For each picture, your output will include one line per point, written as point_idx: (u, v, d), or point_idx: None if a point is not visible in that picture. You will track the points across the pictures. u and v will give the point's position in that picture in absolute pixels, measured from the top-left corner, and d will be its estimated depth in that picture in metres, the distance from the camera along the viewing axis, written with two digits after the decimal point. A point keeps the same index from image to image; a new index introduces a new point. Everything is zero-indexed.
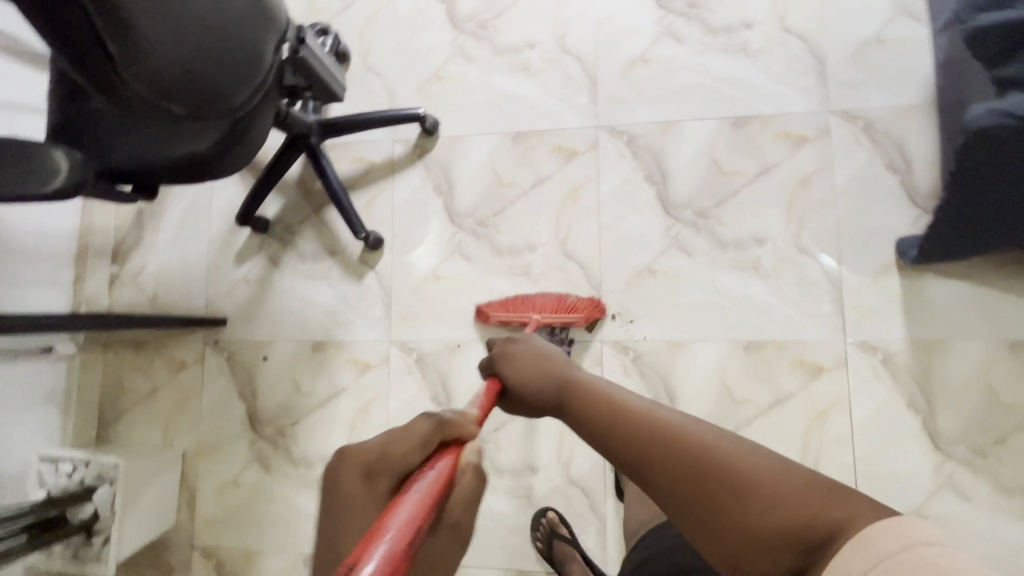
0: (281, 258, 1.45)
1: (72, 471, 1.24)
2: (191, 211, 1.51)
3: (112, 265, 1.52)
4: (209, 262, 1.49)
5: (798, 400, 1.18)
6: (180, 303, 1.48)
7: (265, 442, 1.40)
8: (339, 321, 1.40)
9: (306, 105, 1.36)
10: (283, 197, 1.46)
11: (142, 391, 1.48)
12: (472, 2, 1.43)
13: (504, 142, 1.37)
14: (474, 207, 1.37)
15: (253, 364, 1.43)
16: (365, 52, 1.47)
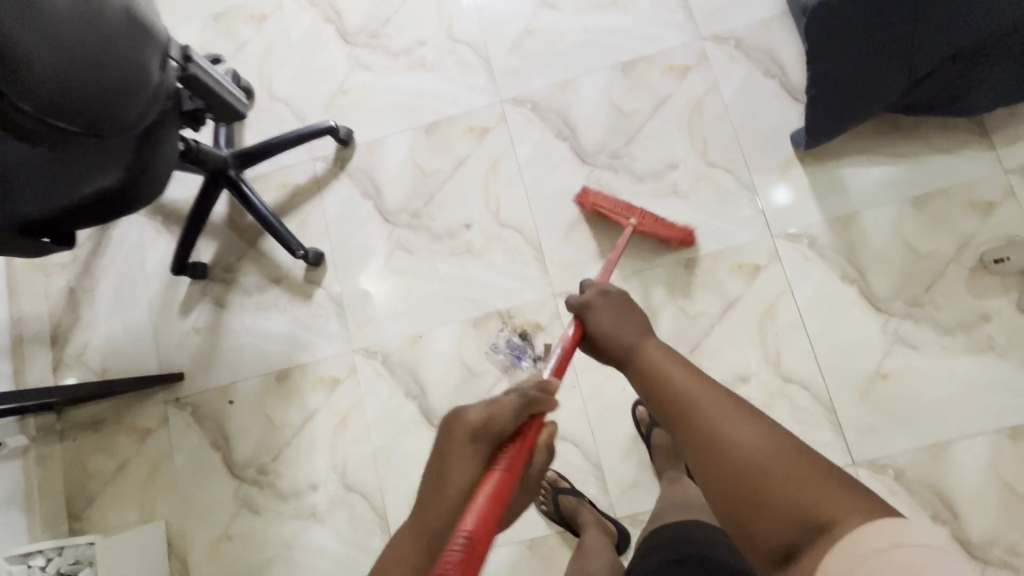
0: (227, 299, 1.44)
1: (45, 564, 1.18)
2: (125, 276, 1.48)
3: (52, 350, 1.47)
4: (153, 322, 1.46)
5: (745, 300, 1.25)
6: (130, 370, 1.44)
7: (249, 485, 1.35)
8: (298, 344, 1.39)
9: (218, 143, 1.37)
10: (216, 240, 1.46)
11: (109, 470, 1.41)
12: (359, 17, 1.50)
13: (419, 136, 1.43)
14: (405, 202, 1.40)
15: (219, 411, 1.40)
16: (267, 84, 1.51)
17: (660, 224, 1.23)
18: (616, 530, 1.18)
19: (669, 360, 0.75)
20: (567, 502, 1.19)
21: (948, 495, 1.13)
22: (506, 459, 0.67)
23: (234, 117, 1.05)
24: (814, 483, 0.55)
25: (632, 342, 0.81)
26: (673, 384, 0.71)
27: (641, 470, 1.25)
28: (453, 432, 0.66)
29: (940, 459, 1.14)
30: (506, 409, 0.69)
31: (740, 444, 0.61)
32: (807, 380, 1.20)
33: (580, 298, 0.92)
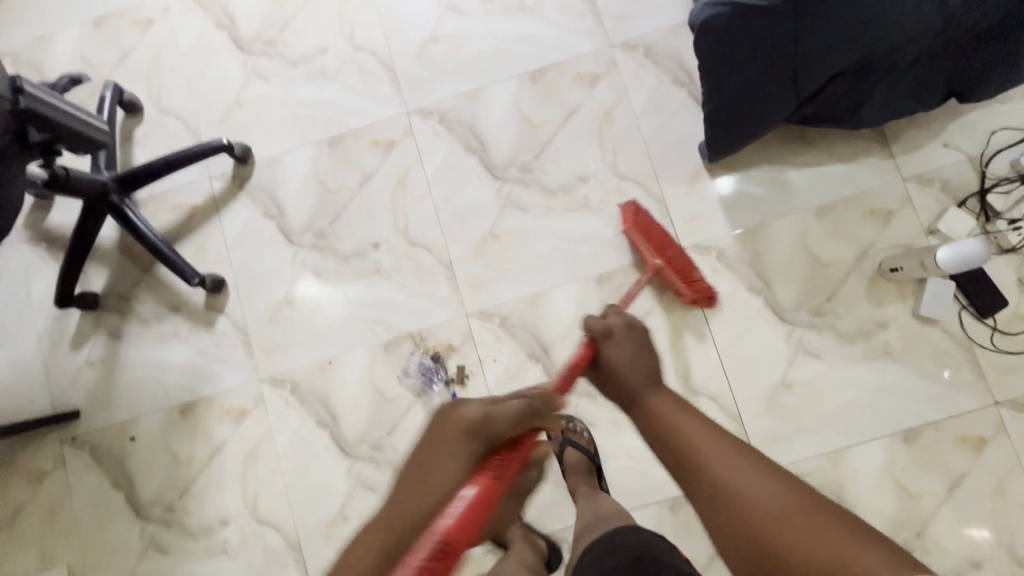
0: (124, 329, 1.36)
1: None
2: (10, 308, 1.38)
3: None
4: (43, 357, 1.36)
5: (654, 314, 1.24)
6: (20, 411, 1.34)
7: (155, 525, 1.29)
8: (202, 375, 1.33)
9: (98, 164, 1.27)
10: (109, 267, 1.37)
11: (3, 517, 1.33)
12: (255, 23, 1.41)
13: (322, 151, 1.36)
14: (310, 222, 1.35)
15: (121, 449, 1.32)
16: (157, 96, 1.40)
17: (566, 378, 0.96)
18: (546, 547, 1.15)
19: (679, 410, 0.80)
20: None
21: (847, 499, 1.16)
22: (493, 467, 0.72)
23: (92, 146, 1.00)
24: (824, 527, 0.59)
25: (641, 388, 0.87)
26: (693, 435, 0.74)
27: (557, 488, 1.25)
28: (448, 426, 0.74)
29: (840, 464, 1.18)
30: (508, 414, 0.74)
31: (759, 507, 0.63)
32: (716, 392, 1.21)
33: (604, 324, 0.98)
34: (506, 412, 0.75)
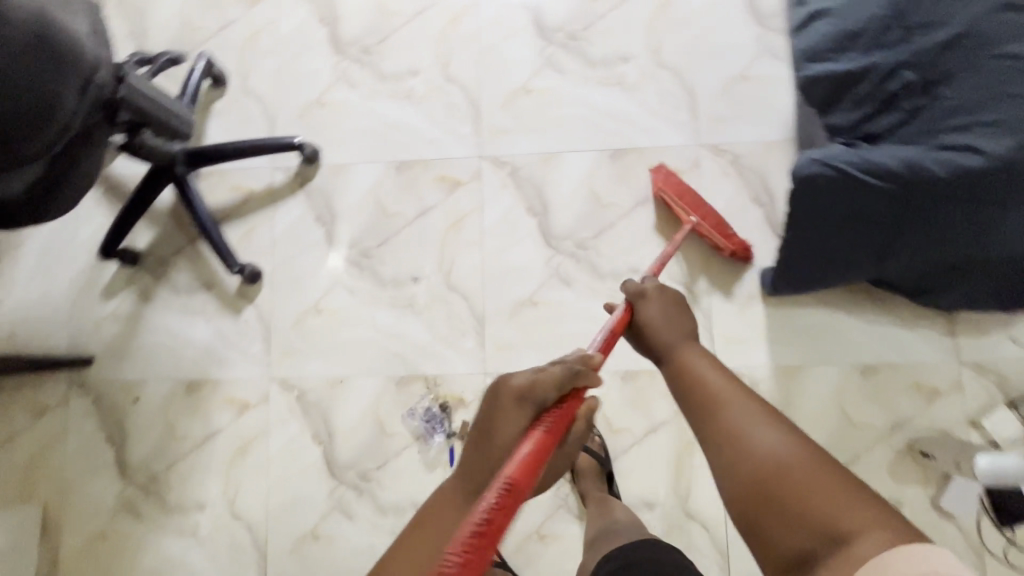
0: (307, 275, 1.34)
1: None
2: (181, 224, 1.38)
3: (100, 296, 1.38)
4: (214, 285, 1.35)
5: (916, 424, 1.18)
6: (181, 340, 1.35)
7: (288, 500, 1.28)
8: (403, 357, 1.30)
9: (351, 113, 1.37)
10: (308, 206, 1.36)
11: (117, 440, 1.34)
12: (563, 12, 1.36)
13: (601, 159, 1.31)
14: (571, 228, 1.29)
15: (260, 406, 1.31)
16: (444, 62, 1.38)
17: (727, 239, 1.21)
18: None
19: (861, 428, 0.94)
20: (581, 465, 1.21)
21: None
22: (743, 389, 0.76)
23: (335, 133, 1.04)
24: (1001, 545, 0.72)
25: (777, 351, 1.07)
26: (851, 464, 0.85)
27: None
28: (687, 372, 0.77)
29: None
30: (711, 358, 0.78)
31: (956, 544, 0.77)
32: (965, 522, 1.14)
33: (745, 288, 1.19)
34: (679, 322, 0.86)
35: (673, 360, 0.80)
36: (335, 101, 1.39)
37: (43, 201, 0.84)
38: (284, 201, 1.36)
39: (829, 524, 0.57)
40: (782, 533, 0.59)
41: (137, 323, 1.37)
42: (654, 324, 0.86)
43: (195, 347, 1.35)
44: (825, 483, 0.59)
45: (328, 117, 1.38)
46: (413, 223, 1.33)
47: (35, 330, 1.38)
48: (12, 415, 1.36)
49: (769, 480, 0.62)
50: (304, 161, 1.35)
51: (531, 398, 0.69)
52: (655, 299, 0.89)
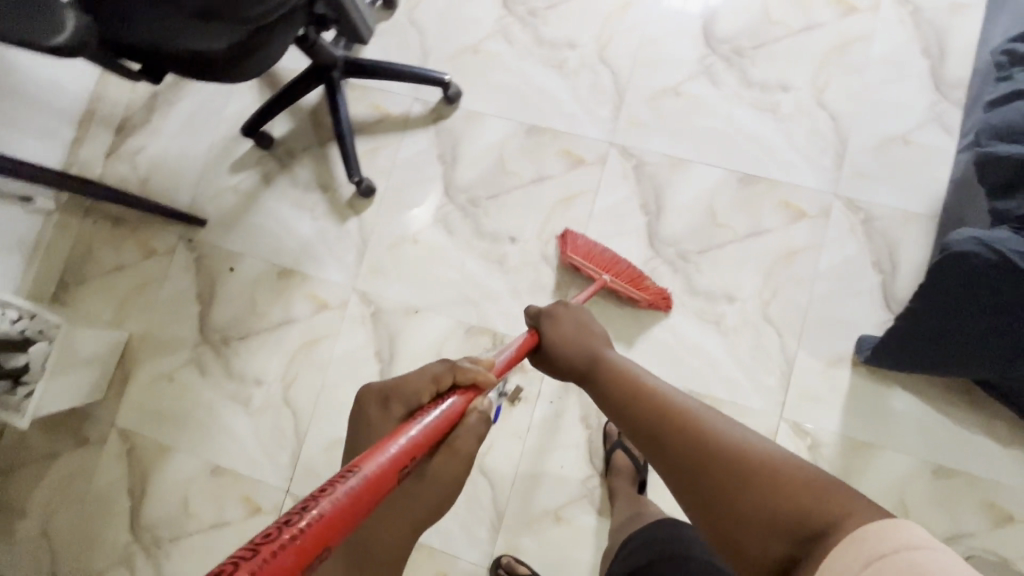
0: (415, 206, 1.39)
1: (16, 320, 1.25)
2: (316, 125, 1.46)
3: (228, 168, 1.49)
4: (329, 189, 1.43)
5: (976, 543, 1.11)
6: (285, 229, 1.44)
7: (336, 403, 1.36)
8: (479, 309, 1.34)
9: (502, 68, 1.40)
10: (434, 142, 1.41)
11: (204, 299, 1.45)
12: (736, 26, 1.34)
13: (730, 180, 1.29)
14: (680, 237, 1.28)
15: (336, 311, 1.39)
16: (603, 43, 1.38)
17: (640, 291, 1.22)
18: None
19: None
20: (618, 463, 1.21)
21: None
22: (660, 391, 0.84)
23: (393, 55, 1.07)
24: None
25: None
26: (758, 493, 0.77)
27: None
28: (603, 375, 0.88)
29: None
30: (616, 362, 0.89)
31: None
32: None
33: None
34: (590, 336, 0.96)
35: (602, 375, 0.88)
36: (489, 51, 1.42)
37: (239, 61, 0.90)
38: (415, 131, 1.42)
39: (791, 515, 0.57)
40: (748, 533, 0.59)
41: (252, 202, 1.46)
42: (572, 346, 0.96)
43: (296, 240, 1.43)
44: (773, 471, 0.61)
45: (479, 65, 1.42)
46: (527, 187, 1.36)
47: (166, 181, 1.50)
48: (126, 248, 1.49)
49: (721, 477, 0.64)
50: (444, 100, 1.40)
51: (398, 400, 0.76)
52: (564, 317, 1.01)
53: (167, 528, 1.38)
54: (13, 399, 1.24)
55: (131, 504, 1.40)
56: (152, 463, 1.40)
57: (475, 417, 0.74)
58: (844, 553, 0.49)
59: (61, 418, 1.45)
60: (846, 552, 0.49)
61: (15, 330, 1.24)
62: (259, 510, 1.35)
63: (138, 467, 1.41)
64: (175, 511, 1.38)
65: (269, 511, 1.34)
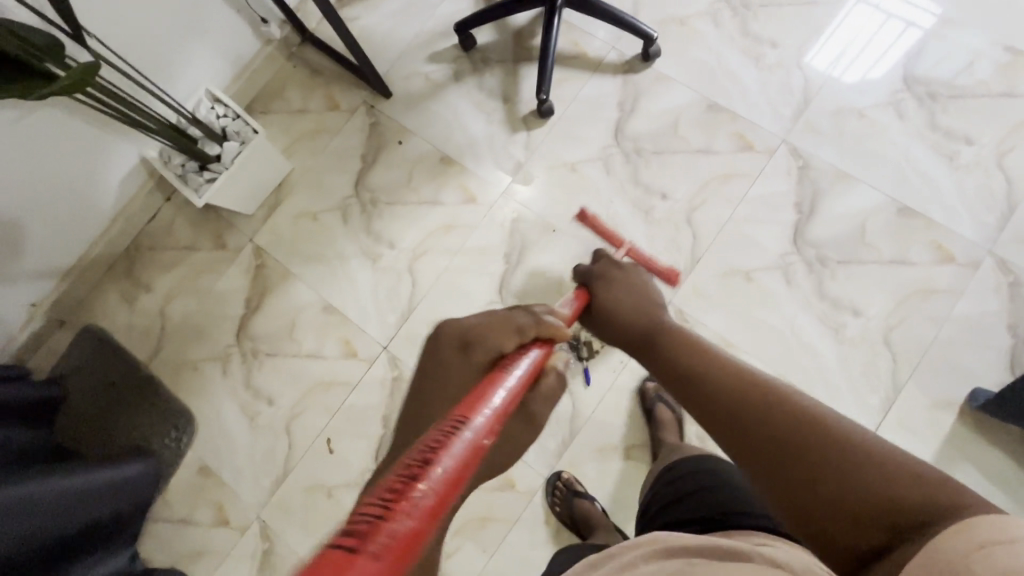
0: (583, 139, 1.49)
1: (222, 116, 1.43)
2: (517, 44, 1.58)
3: (423, 56, 1.61)
4: (509, 102, 1.54)
5: None
6: (458, 123, 1.55)
7: (454, 286, 1.45)
8: (613, 246, 1.41)
9: (703, 45, 1.49)
10: (619, 89, 1.50)
11: (366, 159, 1.57)
12: (939, 74, 1.39)
13: (889, 207, 1.33)
14: (825, 242, 1.33)
15: (480, 207, 1.49)
16: (804, 51, 1.45)
17: (653, 268, 1.33)
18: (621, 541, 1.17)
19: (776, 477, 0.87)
20: (661, 416, 1.28)
21: None
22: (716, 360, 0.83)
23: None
24: None
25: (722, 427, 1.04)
26: None
27: None
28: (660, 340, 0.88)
29: None
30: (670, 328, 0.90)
31: None
32: None
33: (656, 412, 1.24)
34: (646, 307, 0.97)
35: (663, 346, 0.86)
36: (696, 26, 1.50)
37: None
38: (605, 75, 1.51)
39: (885, 497, 0.55)
40: (829, 513, 0.57)
41: (437, 91, 1.58)
42: (626, 306, 0.97)
43: (464, 135, 1.54)
44: (863, 456, 0.58)
45: (683, 34, 1.50)
46: (692, 154, 1.43)
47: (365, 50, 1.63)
48: (310, 94, 1.63)
49: (801, 457, 0.61)
50: (641, 56, 1.50)
51: (480, 346, 0.73)
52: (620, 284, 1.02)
53: (268, 343, 1.49)
54: (195, 180, 1.39)
55: (243, 313, 1.52)
56: (273, 285, 1.52)
57: (554, 376, 0.77)
58: (953, 540, 0.46)
59: (210, 220, 1.59)
60: (957, 541, 0.45)
61: (218, 124, 1.41)
62: (355, 355, 1.45)
63: (259, 283, 1.53)
64: (279, 331, 1.49)
65: (363, 359, 1.44)
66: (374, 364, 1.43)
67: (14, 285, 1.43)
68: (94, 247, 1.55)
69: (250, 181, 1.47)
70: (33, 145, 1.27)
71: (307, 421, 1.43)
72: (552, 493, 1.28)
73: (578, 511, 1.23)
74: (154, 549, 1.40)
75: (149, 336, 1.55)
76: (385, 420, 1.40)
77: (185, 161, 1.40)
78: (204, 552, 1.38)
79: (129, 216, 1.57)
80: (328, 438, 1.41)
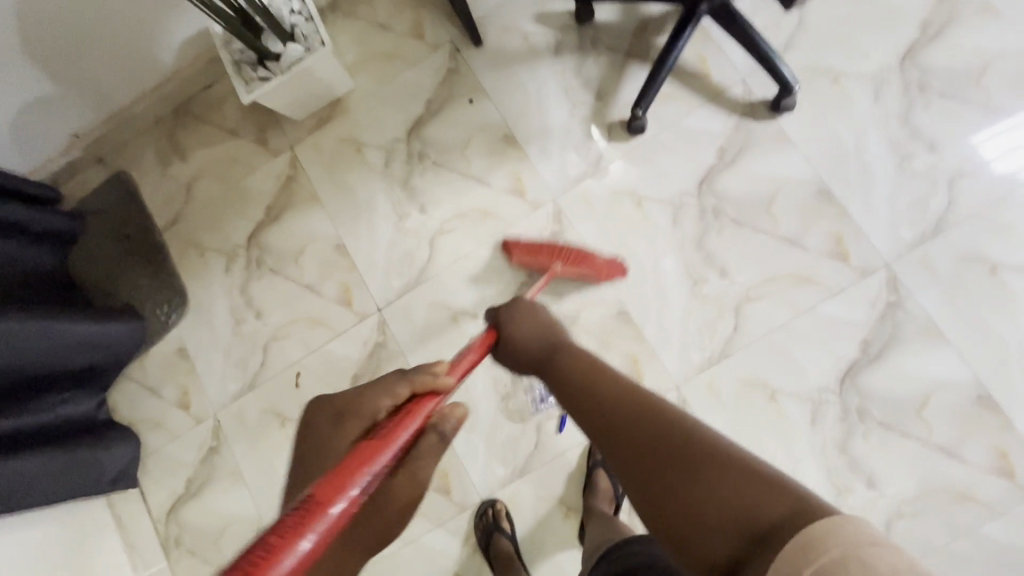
0: (662, 173, 1.29)
1: (296, 13, 1.30)
2: (638, 36, 1.36)
3: (531, 10, 1.41)
4: (603, 99, 1.35)
5: None
6: (538, 101, 1.37)
7: (468, 277, 1.35)
8: (643, 303, 1.26)
9: (846, 117, 1.24)
10: (728, 131, 1.28)
11: (431, 105, 1.42)
12: None
13: (968, 389, 1.13)
14: (875, 396, 1.15)
15: (525, 204, 1.35)
16: (964, 169, 1.19)
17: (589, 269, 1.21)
18: None
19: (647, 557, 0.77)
20: (598, 482, 1.21)
21: None
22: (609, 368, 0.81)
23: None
24: None
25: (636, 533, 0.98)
26: None
27: None
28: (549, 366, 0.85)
29: None
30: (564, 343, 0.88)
31: None
32: None
33: (602, 480, 1.21)
34: (548, 325, 0.92)
35: (557, 361, 0.84)
36: (849, 89, 1.25)
37: None
38: (721, 109, 1.29)
39: (751, 516, 0.50)
40: (704, 532, 0.52)
41: (531, 58, 1.39)
42: (530, 333, 0.91)
43: (540, 119, 1.37)
44: (736, 468, 0.55)
45: (828, 97, 1.25)
46: (776, 240, 1.23)
47: None
48: (399, 11, 1.46)
49: (680, 474, 0.57)
50: (772, 107, 1.26)
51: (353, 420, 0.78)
52: (521, 309, 0.95)
53: (275, 259, 1.46)
54: (249, 73, 1.30)
55: (261, 219, 1.48)
56: (298, 201, 1.46)
57: (434, 435, 0.78)
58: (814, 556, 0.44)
59: (261, 112, 1.52)
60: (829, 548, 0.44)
61: (288, 20, 1.29)
62: (349, 304, 1.41)
63: (286, 195, 1.47)
64: (289, 251, 1.45)
65: (355, 311, 1.40)
66: (364, 321, 1.39)
67: (58, 107, 1.41)
68: (144, 98, 1.51)
69: (304, 90, 1.36)
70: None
71: (286, 347, 1.43)
72: (480, 517, 1.26)
73: (495, 546, 1.22)
74: (121, 403, 1.49)
75: (171, 204, 1.53)
76: (354, 379, 1.38)
77: (245, 49, 1.30)
78: (161, 425, 1.46)
79: (184, 78, 1.51)
80: (298, 372, 1.41)
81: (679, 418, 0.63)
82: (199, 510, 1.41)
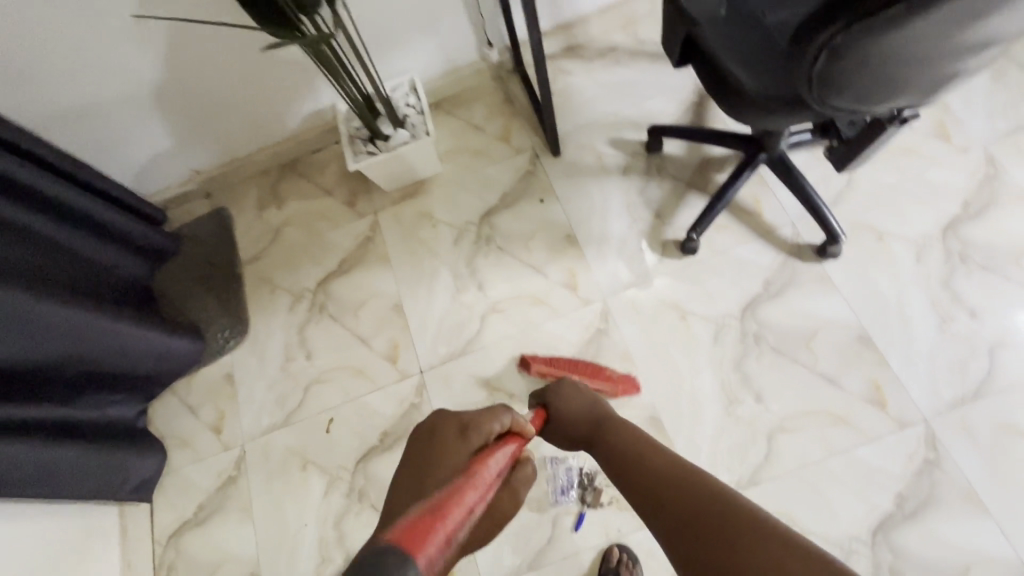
0: (709, 293, 1.38)
1: (410, 107, 1.53)
2: (699, 171, 1.52)
3: (607, 134, 1.61)
4: (661, 219, 1.49)
5: None
6: (602, 210, 1.52)
7: (511, 356, 1.42)
8: (676, 412, 1.29)
9: (888, 272, 1.32)
10: (775, 266, 1.37)
11: (505, 198, 1.59)
12: None
13: (1010, 567, 1.08)
14: (909, 556, 1.11)
15: (576, 299, 1.44)
16: (1004, 340, 1.23)
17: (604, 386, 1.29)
18: None
19: None
20: None
21: None
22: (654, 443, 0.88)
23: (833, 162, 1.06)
24: None
25: None
26: None
27: None
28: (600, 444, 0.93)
29: None
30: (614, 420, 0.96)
31: None
32: None
33: None
34: (596, 406, 1.01)
35: (609, 436, 0.92)
36: (892, 247, 1.34)
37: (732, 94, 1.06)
38: (771, 245, 1.39)
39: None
40: None
41: (601, 173, 1.56)
42: (582, 410, 1.00)
43: (601, 225, 1.51)
44: (767, 537, 0.62)
45: (871, 252, 1.35)
46: (813, 376, 1.27)
47: (560, 103, 1.66)
48: (492, 117, 1.69)
49: (717, 540, 0.65)
50: (819, 252, 1.36)
51: (476, 431, 0.84)
52: (567, 393, 1.03)
53: (336, 307, 1.57)
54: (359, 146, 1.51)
55: (333, 269, 1.62)
56: (369, 259, 1.61)
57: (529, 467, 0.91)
58: None
59: (356, 179, 1.72)
60: None
61: (403, 112, 1.52)
62: (395, 361, 1.48)
63: (360, 252, 1.63)
64: (351, 301, 1.57)
65: (399, 369, 1.47)
66: (405, 380, 1.46)
67: (191, 148, 1.66)
68: (262, 152, 1.75)
69: (400, 168, 1.56)
70: (248, 50, 1.48)
71: (326, 390, 1.49)
72: None
73: None
74: (158, 416, 1.55)
75: (257, 242, 1.70)
76: (383, 435, 1.42)
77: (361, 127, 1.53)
78: (188, 445, 1.50)
79: (299, 142, 1.75)
80: (331, 418, 1.46)
81: (713, 492, 0.71)
82: (202, 539, 1.40)
